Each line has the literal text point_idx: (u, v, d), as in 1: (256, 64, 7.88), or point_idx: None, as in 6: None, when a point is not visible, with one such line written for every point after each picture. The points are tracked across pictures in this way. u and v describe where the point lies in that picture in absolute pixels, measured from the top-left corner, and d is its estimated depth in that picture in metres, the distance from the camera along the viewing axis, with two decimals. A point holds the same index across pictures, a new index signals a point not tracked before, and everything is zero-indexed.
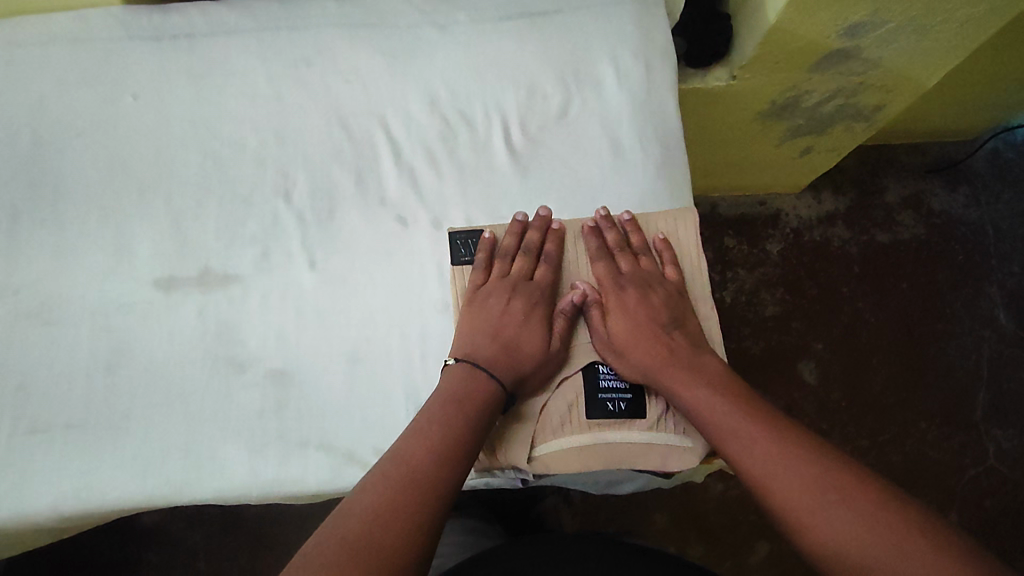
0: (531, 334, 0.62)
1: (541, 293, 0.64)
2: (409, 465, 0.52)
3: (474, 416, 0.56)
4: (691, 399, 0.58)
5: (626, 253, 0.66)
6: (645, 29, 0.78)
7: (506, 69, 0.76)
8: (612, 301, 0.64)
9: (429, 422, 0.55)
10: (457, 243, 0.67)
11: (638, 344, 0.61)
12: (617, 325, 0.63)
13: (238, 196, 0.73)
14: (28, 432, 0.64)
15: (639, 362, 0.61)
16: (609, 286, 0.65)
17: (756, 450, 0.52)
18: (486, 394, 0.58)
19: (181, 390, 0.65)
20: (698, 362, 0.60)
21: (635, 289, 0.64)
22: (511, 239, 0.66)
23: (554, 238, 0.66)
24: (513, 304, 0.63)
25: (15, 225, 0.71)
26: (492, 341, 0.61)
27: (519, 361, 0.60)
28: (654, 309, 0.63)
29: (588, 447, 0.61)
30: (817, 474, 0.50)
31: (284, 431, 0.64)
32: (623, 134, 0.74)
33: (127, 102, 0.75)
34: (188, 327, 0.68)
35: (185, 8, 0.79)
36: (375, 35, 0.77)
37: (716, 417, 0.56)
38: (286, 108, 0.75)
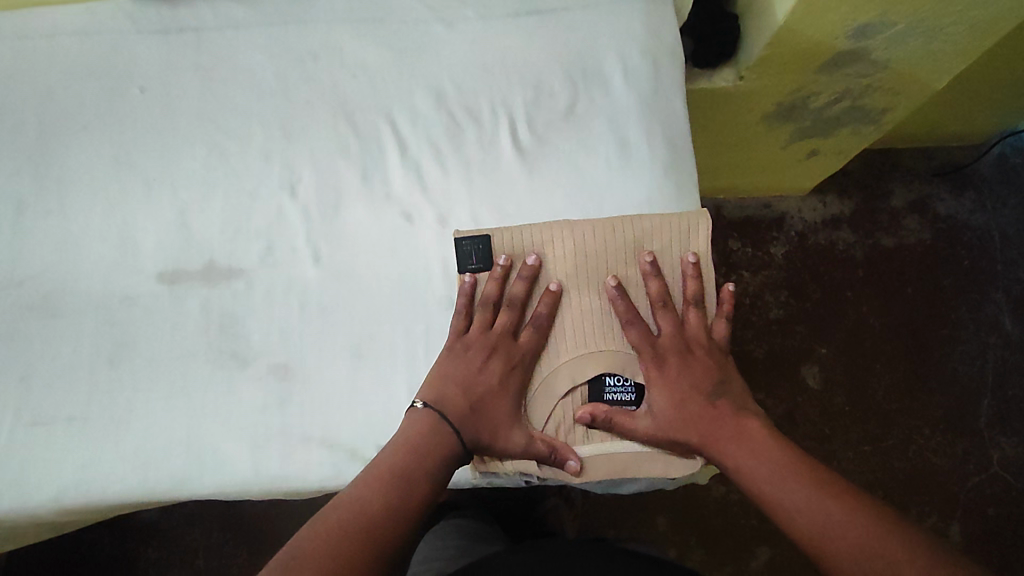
0: (502, 401, 0.60)
1: (520, 357, 0.62)
2: (363, 519, 0.50)
3: (432, 469, 0.55)
4: (745, 479, 0.55)
5: (667, 309, 0.63)
6: (653, 28, 0.77)
7: (513, 66, 0.76)
8: (651, 374, 0.61)
9: (389, 476, 0.54)
10: (464, 249, 0.65)
11: (683, 419, 0.59)
12: (657, 400, 0.61)
13: (243, 190, 0.72)
14: (31, 424, 0.64)
15: (686, 440, 0.59)
16: (647, 357, 0.62)
17: (818, 519, 0.50)
18: (448, 449, 0.57)
19: (184, 383, 0.65)
20: (740, 430, 0.58)
21: (675, 356, 0.61)
22: (495, 287, 0.63)
23: (547, 302, 0.63)
24: (489, 365, 0.60)
25: (20, 216, 0.71)
26: (461, 398, 0.59)
27: (482, 429, 0.59)
28: (696, 377, 0.61)
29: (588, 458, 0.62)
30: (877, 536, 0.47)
31: (286, 427, 0.64)
32: (630, 133, 0.73)
33: (134, 95, 0.75)
34: (193, 321, 0.67)
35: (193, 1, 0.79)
36: (383, 30, 0.77)
37: (767, 488, 0.54)
38: (293, 102, 0.75)
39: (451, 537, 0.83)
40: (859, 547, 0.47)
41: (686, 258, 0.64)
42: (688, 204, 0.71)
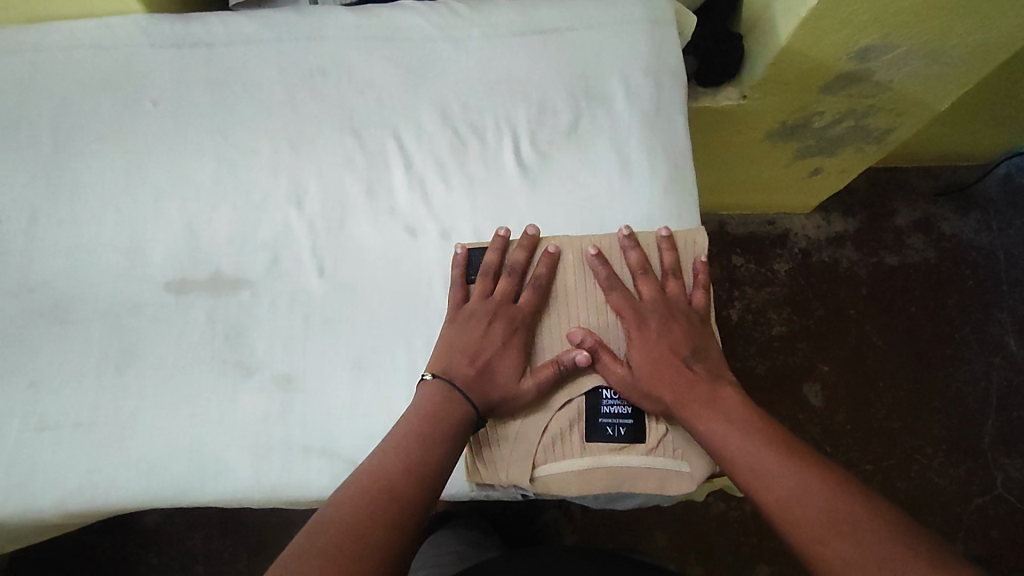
0: (508, 357, 0.61)
1: (522, 320, 0.63)
2: (386, 485, 0.51)
3: (448, 435, 0.56)
4: (714, 440, 0.55)
5: (648, 276, 0.64)
6: (656, 49, 0.79)
7: (518, 84, 0.77)
8: (632, 333, 0.62)
9: (407, 442, 0.55)
10: (473, 261, 0.67)
11: (659, 379, 0.59)
12: (637, 358, 0.61)
13: (251, 202, 0.74)
14: (37, 429, 0.65)
15: (662, 399, 0.59)
16: (630, 318, 0.63)
17: (768, 481, 0.51)
18: (461, 414, 0.57)
19: (188, 391, 0.66)
20: (714, 394, 0.58)
21: (656, 318, 0.62)
22: (495, 256, 0.66)
23: (547, 261, 0.65)
24: (493, 328, 0.62)
25: (34, 225, 0.73)
26: (468, 363, 0.60)
27: (491, 388, 0.60)
28: (676, 339, 0.61)
29: (586, 471, 0.61)
30: (831, 507, 0.48)
31: (287, 437, 0.64)
32: (632, 151, 0.74)
33: (147, 108, 0.77)
34: (198, 330, 0.68)
35: (206, 17, 0.81)
36: (391, 47, 0.79)
37: (735, 452, 0.54)
38: (301, 117, 0.76)
39: (440, 549, 0.83)
40: (812, 513, 0.48)
41: (660, 232, 0.66)
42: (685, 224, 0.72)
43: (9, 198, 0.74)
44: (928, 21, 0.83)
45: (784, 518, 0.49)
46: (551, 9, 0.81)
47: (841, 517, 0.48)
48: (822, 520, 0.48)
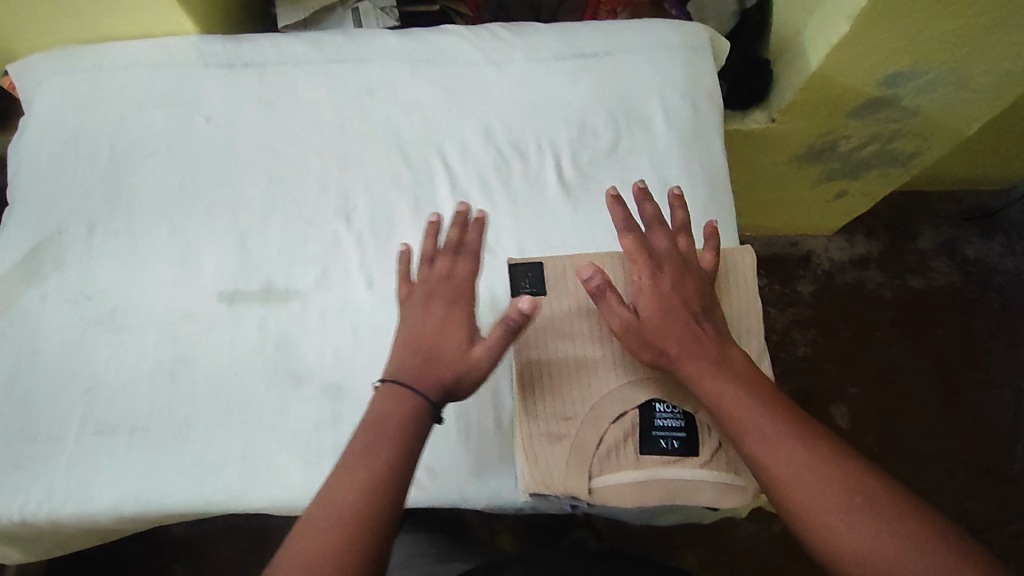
0: (453, 332, 0.59)
1: (458, 294, 0.61)
2: (334, 510, 0.49)
3: (397, 437, 0.53)
4: (721, 400, 0.54)
5: (664, 227, 0.63)
6: (694, 74, 0.81)
7: (558, 106, 0.80)
8: (644, 282, 0.60)
9: (355, 464, 0.52)
10: (517, 274, 0.63)
11: (667, 331, 0.57)
12: (646, 307, 0.59)
13: (302, 215, 0.76)
14: (93, 434, 0.67)
15: (666, 350, 0.57)
16: (644, 265, 0.60)
17: (780, 453, 0.51)
18: (414, 408, 0.55)
19: (242, 399, 0.69)
20: (723, 353, 0.57)
21: (672, 271, 0.60)
22: (432, 244, 0.65)
23: (476, 229, 0.65)
24: (431, 311, 0.60)
25: (92, 235, 0.76)
26: (413, 355, 0.58)
27: (442, 369, 0.57)
28: (688, 295, 0.59)
29: (639, 484, 0.57)
30: (842, 478, 0.49)
31: (337, 445, 0.67)
32: (671, 172, 0.77)
33: (200, 124, 0.80)
34: (251, 339, 0.71)
35: (257, 38, 0.83)
36: (436, 69, 0.82)
37: (743, 413, 0.53)
38: (350, 136, 0.79)
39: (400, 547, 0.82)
40: (820, 481, 0.49)
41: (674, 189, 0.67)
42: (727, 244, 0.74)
43: (68, 209, 0.77)
44: (957, 49, 0.86)
45: (791, 490, 0.49)
46: (589, 33, 0.83)
47: (851, 487, 0.49)
48: (829, 495, 0.48)
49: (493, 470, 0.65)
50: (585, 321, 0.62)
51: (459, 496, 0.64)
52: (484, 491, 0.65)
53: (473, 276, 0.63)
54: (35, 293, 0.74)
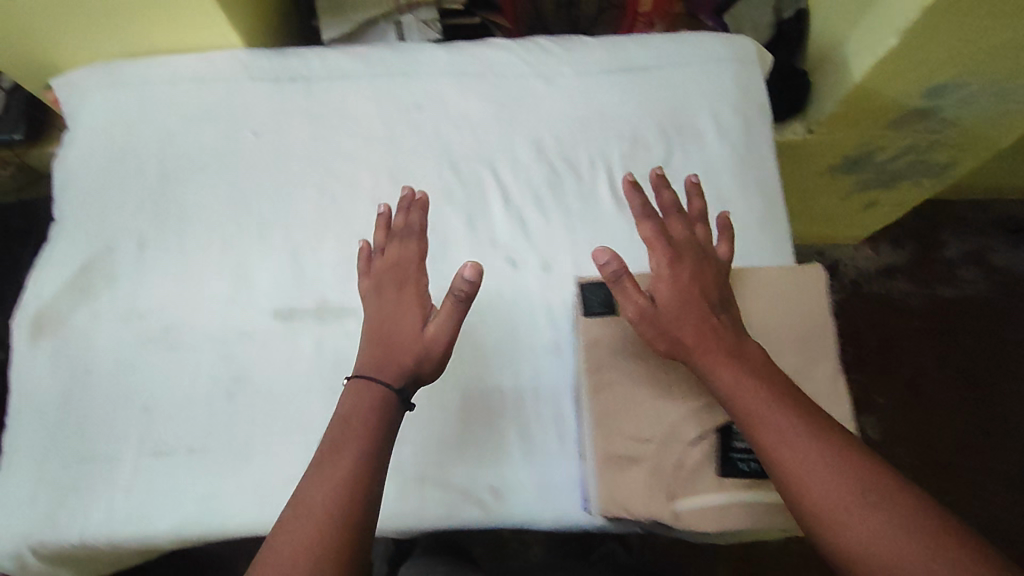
0: (406, 316, 0.62)
1: (407, 278, 0.65)
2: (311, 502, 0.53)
3: (367, 429, 0.57)
4: (736, 392, 0.54)
5: (679, 215, 0.63)
6: (744, 87, 0.81)
7: (609, 120, 0.80)
8: (664, 269, 0.59)
9: (332, 459, 0.56)
10: (586, 294, 0.63)
11: (684, 319, 0.57)
12: (664, 296, 0.58)
13: (354, 231, 0.76)
14: (152, 454, 0.68)
15: (681, 339, 0.57)
16: (663, 252, 0.60)
17: (794, 448, 0.50)
18: (381, 395, 0.59)
19: (301, 418, 0.69)
20: (739, 346, 0.56)
21: (692, 259, 0.60)
22: (382, 235, 0.69)
23: (417, 211, 0.68)
24: (384, 302, 0.64)
25: (143, 251, 0.76)
26: (373, 345, 0.62)
27: (399, 354, 0.60)
28: (706, 285, 0.59)
29: (722, 508, 0.57)
30: (858, 477, 0.48)
31: (399, 465, 0.68)
32: (726, 186, 0.77)
33: (248, 138, 0.79)
34: (307, 356, 0.72)
35: (303, 52, 0.83)
36: (485, 83, 0.81)
37: (758, 406, 0.53)
38: (400, 151, 0.79)
39: None
40: (830, 477, 0.49)
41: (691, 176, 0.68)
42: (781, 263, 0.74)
43: (117, 226, 0.77)
44: (1004, 61, 0.85)
45: (806, 484, 0.49)
46: (638, 46, 0.83)
47: (867, 486, 0.48)
48: (843, 490, 0.48)
49: (558, 488, 0.67)
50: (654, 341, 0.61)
51: (526, 515, 0.66)
52: (550, 511, 0.66)
53: (420, 256, 0.67)
54: (87, 310, 0.74)
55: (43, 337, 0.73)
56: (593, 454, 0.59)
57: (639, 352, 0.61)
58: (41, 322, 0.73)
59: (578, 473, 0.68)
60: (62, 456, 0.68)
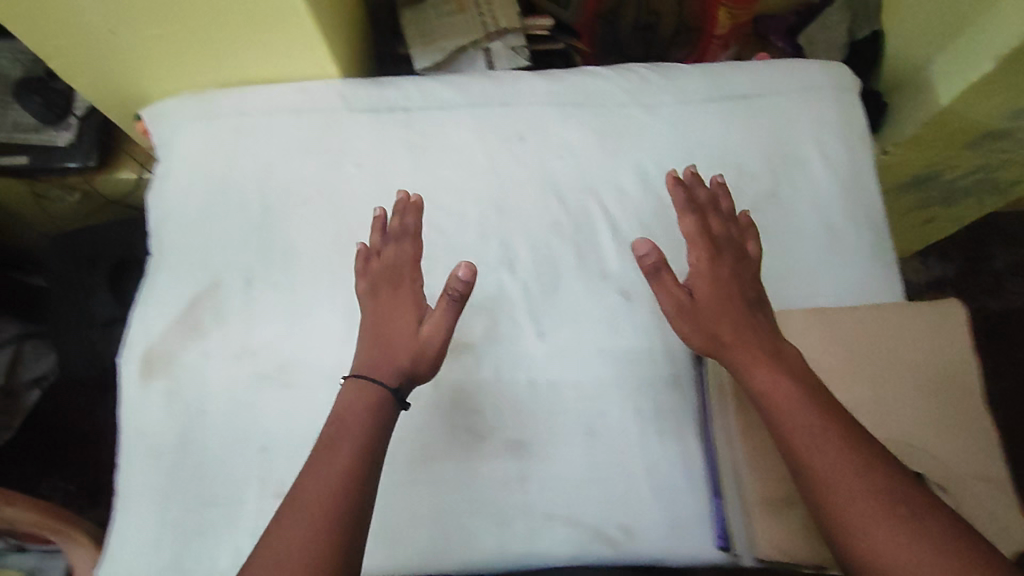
0: (402, 317, 0.66)
1: (402, 280, 0.68)
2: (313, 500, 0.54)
3: (364, 428, 0.59)
4: (767, 390, 0.59)
5: (717, 214, 0.70)
6: (846, 116, 0.82)
7: (713, 150, 0.80)
8: (702, 266, 0.66)
9: (330, 455, 0.57)
10: None
11: (719, 316, 0.64)
12: (702, 291, 0.65)
13: (464, 265, 0.76)
14: (275, 495, 0.68)
15: (715, 333, 0.63)
16: (702, 249, 0.67)
17: (820, 447, 0.54)
18: (380, 392, 0.61)
19: (424, 458, 0.71)
20: (774, 346, 0.62)
21: (730, 257, 0.67)
22: (377, 237, 0.71)
23: (410, 214, 0.70)
24: (381, 304, 0.67)
25: (250, 286, 0.76)
26: (370, 346, 0.65)
27: (395, 355, 0.63)
28: (743, 283, 0.66)
29: None
30: (882, 481, 0.52)
31: (529, 506, 0.70)
32: (835, 215, 0.79)
33: (350, 170, 0.79)
34: (426, 392, 0.73)
35: (400, 82, 0.82)
36: (585, 113, 0.81)
37: (788, 406, 0.57)
38: (504, 182, 0.79)
39: None
40: (853, 476, 0.52)
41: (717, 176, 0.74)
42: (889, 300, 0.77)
43: (222, 260, 0.77)
44: None
45: (827, 482, 0.53)
46: (736, 75, 0.83)
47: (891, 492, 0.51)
48: (865, 494, 0.51)
49: (684, 522, 0.69)
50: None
51: (661, 551, 0.68)
52: (684, 548, 0.68)
53: (414, 257, 0.69)
54: (197, 348, 0.74)
55: (155, 376, 0.74)
56: (750, 496, 0.65)
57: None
58: (151, 361, 0.74)
59: (714, 508, 0.69)
60: (182, 495, 0.70)
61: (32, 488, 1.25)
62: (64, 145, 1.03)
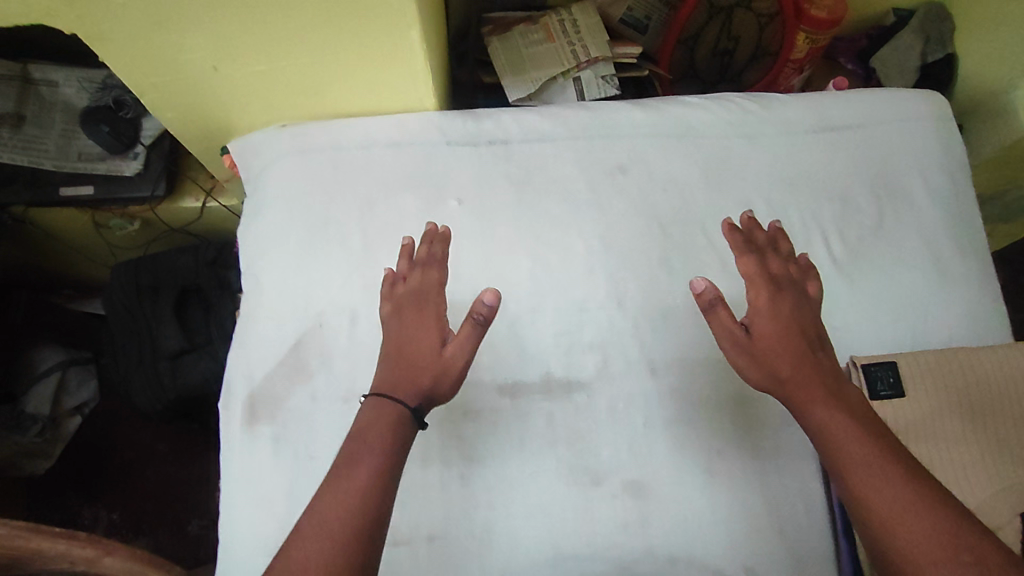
0: (426, 336, 0.62)
1: (426, 299, 0.65)
2: (324, 510, 0.52)
3: (381, 441, 0.56)
4: (831, 433, 0.56)
5: (774, 252, 0.66)
6: (947, 146, 0.83)
7: (817, 182, 0.79)
8: (762, 303, 0.62)
9: (348, 470, 0.55)
10: (874, 377, 0.65)
11: (783, 354, 0.60)
12: (762, 328, 0.61)
13: (571, 300, 0.75)
14: (390, 543, 0.67)
15: (777, 370, 0.59)
16: (761, 286, 0.63)
17: (888, 494, 0.52)
18: (402, 421, 0.58)
19: (538, 502, 0.68)
20: (839, 388, 0.59)
21: (790, 294, 0.63)
22: (405, 263, 0.69)
23: (438, 243, 0.68)
24: (403, 322, 0.64)
25: (354, 326, 0.73)
26: (390, 364, 0.62)
27: (415, 375, 0.60)
28: (803, 321, 0.62)
29: None
30: (954, 533, 0.49)
31: (650, 547, 0.67)
32: (943, 245, 0.78)
33: (453, 206, 0.77)
34: (538, 432, 0.70)
35: (497, 114, 0.81)
36: (687, 144, 0.80)
37: (853, 450, 0.55)
38: (609, 215, 0.77)
39: None
40: (922, 526, 0.50)
41: (773, 222, 0.70)
42: (999, 333, 0.75)
43: (324, 298, 0.75)
44: None
45: (896, 528, 0.50)
46: (835, 106, 0.83)
47: (962, 544, 0.49)
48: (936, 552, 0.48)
49: (808, 562, 0.68)
50: (944, 418, 0.65)
51: None
52: None
53: (440, 282, 0.67)
54: (304, 391, 0.72)
55: (261, 423, 0.71)
56: None
57: (935, 434, 0.64)
58: (255, 407, 0.72)
59: (844, 547, 0.69)
60: None
61: (73, 519, 1.18)
62: (132, 174, 0.98)
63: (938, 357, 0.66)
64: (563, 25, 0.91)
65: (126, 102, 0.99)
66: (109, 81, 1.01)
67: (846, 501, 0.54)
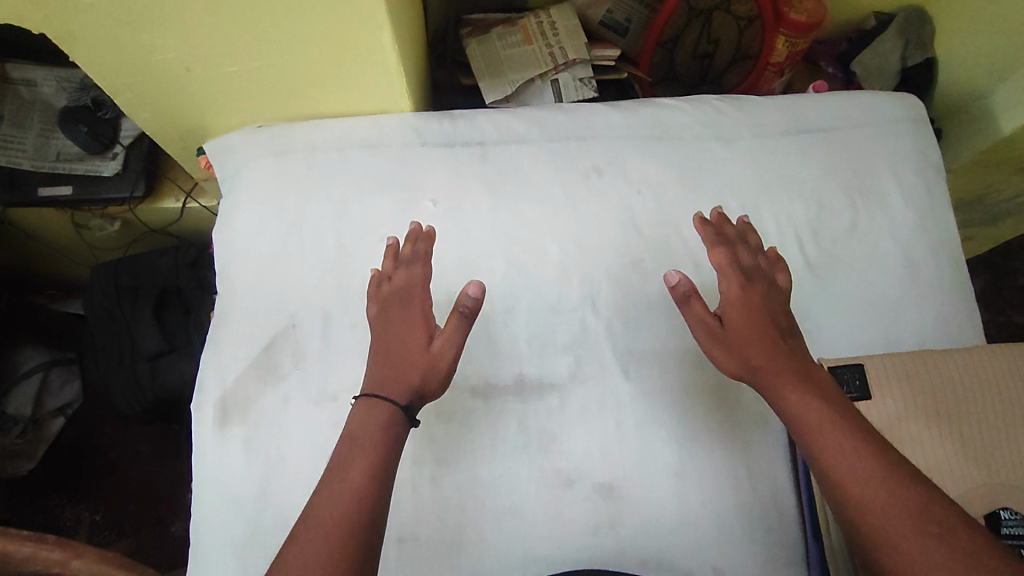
0: (412, 333, 0.62)
1: (411, 296, 0.65)
2: (319, 515, 0.52)
3: (375, 443, 0.56)
4: (802, 418, 0.56)
5: (744, 244, 0.67)
6: (920, 148, 0.83)
7: (791, 184, 0.80)
8: (733, 293, 0.62)
9: (341, 473, 0.55)
10: (840, 379, 0.65)
11: (753, 341, 0.60)
12: (733, 318, 0.61)
13: (546, 302, 0.75)
14: None
15: (748, 357, 0.60)
16: (732, 277, 0.63)
17: (859, 472, 0.52)
18: (390, 416, 0.58)
19: (509, 503, 0.68)
20: (808, 370, 0.59)
21: (761, 284, 0.64)
22: (389, 262, 0.68)
23: (423, 242, 0.68)
24: (391, 321, 0.64)
25: (328, 327, 0.73)
26: (381, 364, 0.62)
27: (406, 373, 0.60)
28: (774, 311, 0.62)
29: None
30: (923, 505, 0.49)
31: (621, 548, 0.67)
32: (916, 249, 0.78)
33: (428, 208, 0.77)
34: (512, 434, 0.70)
35: (473, 116, 0.81)
36: (662, 146, 0.81)
37: (822, 430, 0.55)
38: (583, 217, 0.77)
39: None
40: (891, 504, 0.50)
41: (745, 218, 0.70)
42: (971, 335, 0.76)
43: (298, 299, 0.74)
44: None
45: (866, 504, 0.51)
46: (810, 108, 0.84)
47: (932, 517, 0.49)
48: (909, 525, 0.49)
49: (779, 563, 0.68)
50: (913, 421, 0.65)
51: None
52: None
53: (424, 279, 0.66)
54: (276, 392, 0.71)
55: (232, 425, 0.71)
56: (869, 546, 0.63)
57: (905, 438, 0.64)
58: (227, 409, 0.71)
59: (813, 551, 0.69)
60: (266, 548, 0.67)
61: (54, 521, 1.17)
62: (111, 174, 0.98)
63: (908, 361, 0.66)
64: (541, 28, 0.92)
65: (104, 102, 0.99)
66: (88, 81, 1.00)
67: (818, 483, 0.55)
